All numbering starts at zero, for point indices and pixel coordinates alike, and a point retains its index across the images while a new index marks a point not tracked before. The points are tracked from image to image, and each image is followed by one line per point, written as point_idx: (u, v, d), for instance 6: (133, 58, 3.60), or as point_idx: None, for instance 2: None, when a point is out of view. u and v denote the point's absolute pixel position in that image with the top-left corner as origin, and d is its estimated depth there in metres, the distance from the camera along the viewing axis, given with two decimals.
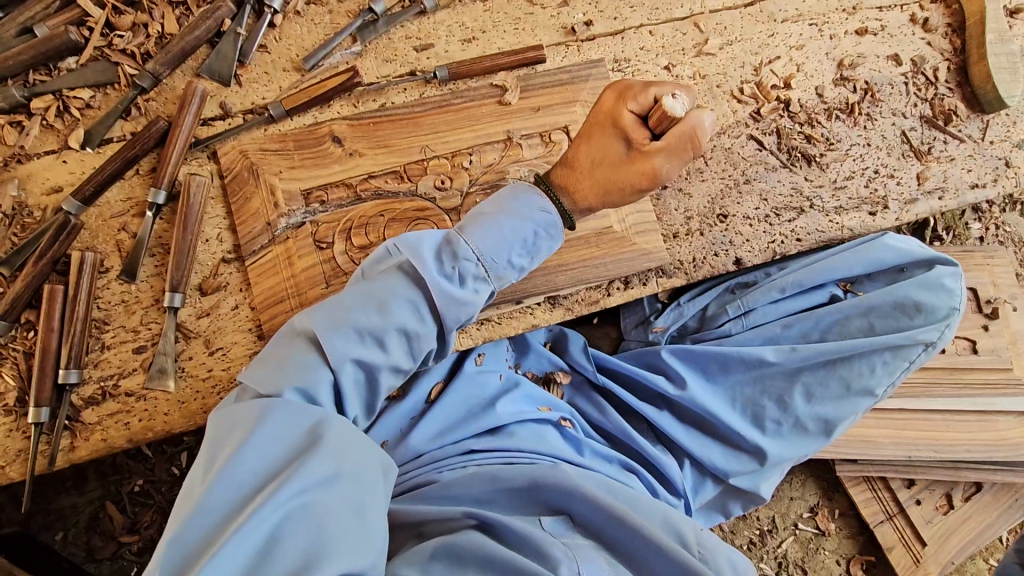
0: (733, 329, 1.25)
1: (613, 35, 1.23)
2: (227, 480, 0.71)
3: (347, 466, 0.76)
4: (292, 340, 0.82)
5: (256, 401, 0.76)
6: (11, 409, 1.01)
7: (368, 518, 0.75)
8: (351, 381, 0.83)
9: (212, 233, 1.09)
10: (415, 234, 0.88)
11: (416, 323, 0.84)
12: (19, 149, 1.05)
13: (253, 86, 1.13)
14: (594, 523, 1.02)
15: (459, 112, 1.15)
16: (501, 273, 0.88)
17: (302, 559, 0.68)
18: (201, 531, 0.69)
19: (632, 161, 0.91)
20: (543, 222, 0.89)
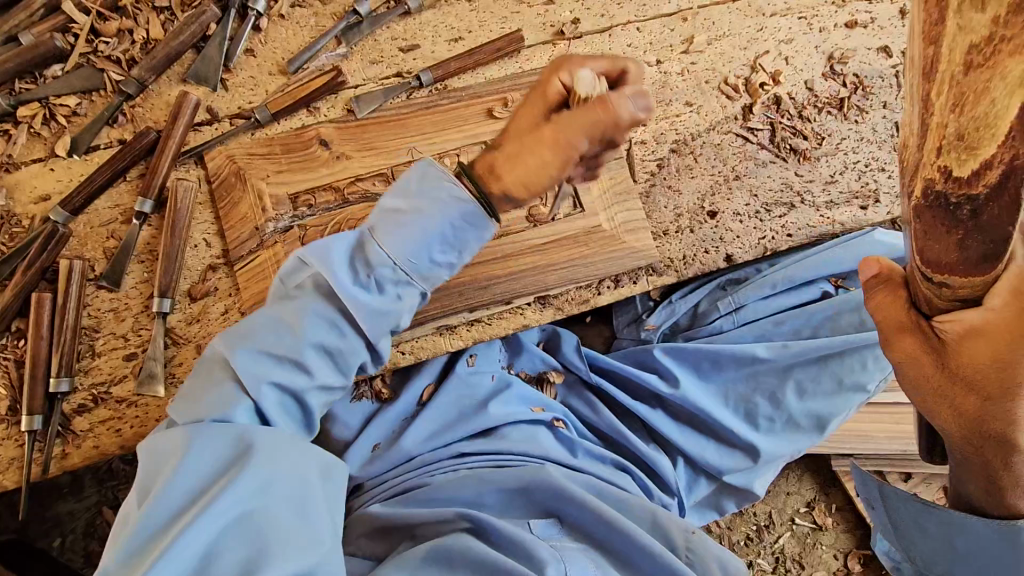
0: (725, 325, 1.26)
1: (600, 32, 1.23)
2: (166, 498, 0.74)
3: (283, 472, 0.79)
4: (213, 367, 0.84)
5: (178, 429, 0.78)
6: (3, 418, 1.01)
7: (312, 517, 0.79)
8: (274, 403, 0.83)
9: (200, 239, 1.09)
10: (325, 242, 0.85)
11: (335, 339, 0.84)
12: (7, 158, 1.06)
13: (239, 90, 1.13)
14: (586, 525, 1.05)
15: (446, 113, 1.14)
16: (425, 273, 0.85)
17: (243, 565, 0.72)
18: (140, 552, 0.73)
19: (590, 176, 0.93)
20: (456, 211, 0.81)
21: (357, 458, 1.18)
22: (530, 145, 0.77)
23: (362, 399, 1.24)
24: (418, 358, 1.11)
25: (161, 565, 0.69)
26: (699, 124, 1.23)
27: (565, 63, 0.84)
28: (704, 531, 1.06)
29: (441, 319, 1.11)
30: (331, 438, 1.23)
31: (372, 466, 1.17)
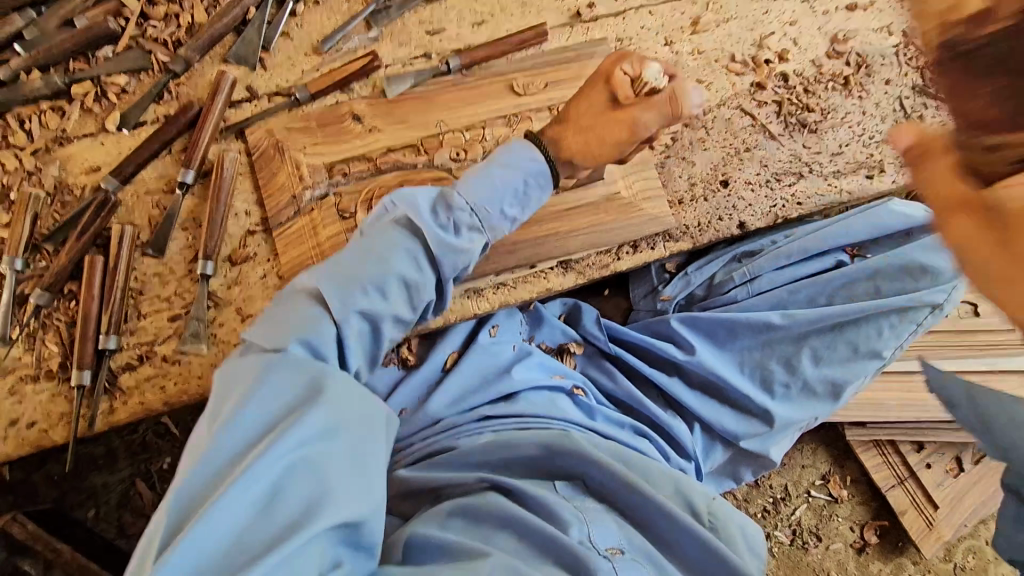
0: (739, 295, 1.28)
1: (614, 16, 1.30)
2: (235, 428, 0.74)
3: (347, 421, 0.80)
4: (295, 296, 0.86)
5: (261, 355, 0.79)
6: (54, 374, 1.06)
7: (370, 469, 0.81)
8: (356, 334, 0.86)
9: (241, 207, 1.15)
10: (409, 192, 0.94)
11: (416, 272, 0.88)
12: (61, 132, 1.12)
13: (278, 70, 1.20)
14: (606, 490, 1.04)
15: (471, 89, 1.21)
16: (495, 224, 0.93)
17: (305, 505, 0.73)
18: (205, 478, 0.72)
19: (613, 112, 0.98)
20: (531, 171, 0.94)
21: None
22: (600, 125, 0.98)
23: (389, 364, 1.25)
24: (447, 319, 1.17)
25: (231, 497, 0.69)
26: (711, 100, 1.30)
27: (620, 61, 1.00)
28: (722, 497, 1.08)
29: (470, 283, 1.17)
30: None
31: (400, 429, 1.20)
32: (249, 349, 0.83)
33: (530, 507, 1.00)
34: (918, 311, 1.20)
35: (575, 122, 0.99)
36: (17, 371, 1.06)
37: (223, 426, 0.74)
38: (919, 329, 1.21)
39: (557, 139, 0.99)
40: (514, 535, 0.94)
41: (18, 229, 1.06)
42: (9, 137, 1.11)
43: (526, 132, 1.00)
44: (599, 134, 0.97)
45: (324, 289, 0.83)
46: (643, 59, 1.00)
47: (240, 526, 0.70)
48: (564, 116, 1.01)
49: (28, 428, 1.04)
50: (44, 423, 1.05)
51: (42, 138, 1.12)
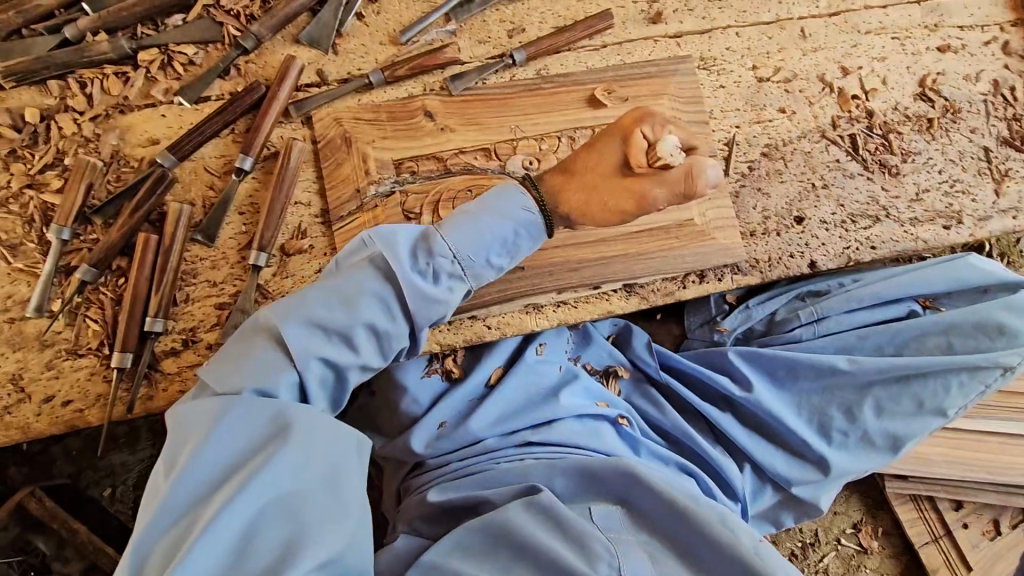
0: (804, 335, 1.23)
1: (700, 33, 1.25)
2: (192, 476, 0.76)
3: (319, 453, 0.79)
4: (255, 335, 0.83)
5: (211, 400, 0.79)
6: (95, 353, 1.02)
7: (346, 495, 0.79)
8: (316, 378, 0.83)
9: (302, 197, 1.11)
10: (391, 228, 0.88)
11: (385, 321, 0.85)
12: (123, 100, 1.07)
13: (350, 56, 1.15)
14: (650, 518, 1.00)
15: (549, 97, 1.17)
16: (478, 272, 0.88)
17: (281, 545, 0.74)
18: (168, 526, 0.75)
19: (622, 178, 0.91)
20: (523, 222, 0.88)
21: (423, 433, 1.15)
22: (605, 189, 0.92)
23: (433, 373, 1.21)
24: (503, 333, 1.12)
25: (196, 547, 0.70)
26: (791, 131, 1.25)
27: (641, 121, 0.91)
28: (772, 545, 0.95)
29: (530, 298, 1.12)
30: (393, 405, 1.19)
31: (437, 444, 1.14)
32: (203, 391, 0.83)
33: (560, 531, 0.94)
34: (990, 372, 1.17)
35: (577, 180, 0.92)
36: (57, 345, 1.02)
37: (178, 475, 0.75)
38: (985, 391, 1.18)
39: (556, 192, 0.92)
40: (538, 566, 0.90)
41: (71, 197, 1.02)
42: (68, 99, 1.06)
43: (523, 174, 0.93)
44: (603, 200, 0.92)
45: (285, 333, 0.81)
46: (665, 125, 0.91)
47: (218, 572, 0.72)
48: (569, 164, 0.93)
49: (62, 406, 1.00)
50: (80, 403, 1.00)
51: (102, 103, 1.07)
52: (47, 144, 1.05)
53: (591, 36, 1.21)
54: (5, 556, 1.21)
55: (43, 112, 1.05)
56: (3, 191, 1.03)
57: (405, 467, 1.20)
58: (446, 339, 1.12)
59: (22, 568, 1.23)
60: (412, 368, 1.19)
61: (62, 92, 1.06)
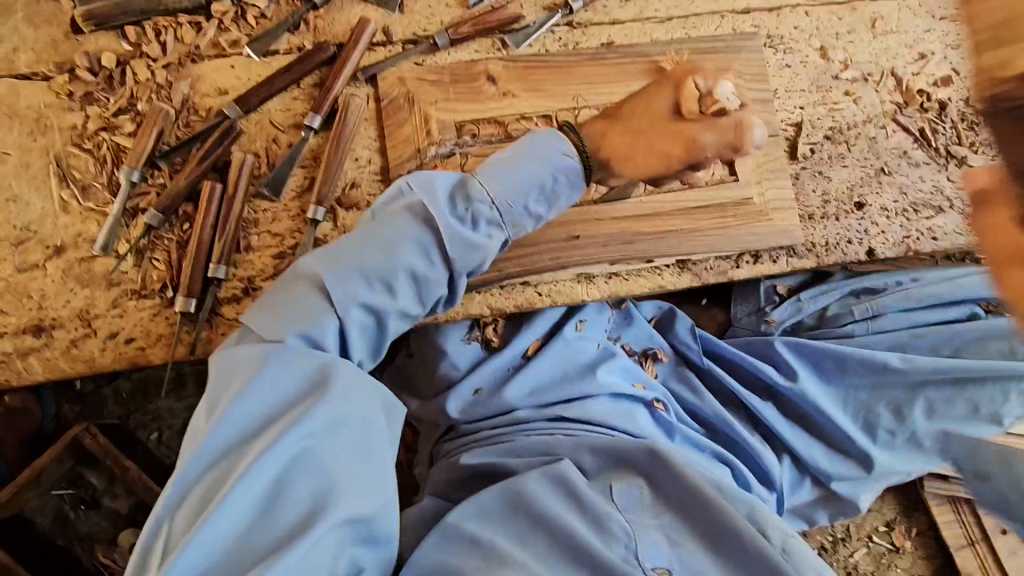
0: (857, 330, 1.22)
1: (769, 10, 1.23)
2: (231, 422, 0.76)
3: (355, 415, 0.80)
4: (300, 279, 0.84)
5: (262, 343, 0.79)
6: (158, 295, 1.05)
7: (377, 459, 0.81)
8: (356, 326, 0.83)
9: (362, 153, 1.11)
10: (430, 176, 0.88)
11: (424, 267, 0.84)
12: (195, 49, 1.09)
13: (417, 18, 1.15)
14: (676, 501, 0.97)
15: (612, 67, 1.16)
16: (517, 219, 0.86)
17: (311, 501, 0.75)
18: (202, 467, 0.75)
19: (672, 121, 0.89)
20: (563, 168, 0.85)
21: (460, 400, 1.16)
22: (652, 131, 0.90)
23: (474, 341, 1.20)
24: (554, 302, 1.12)
25: (231, 495, 0.72)
26: (857, 115, 1.22)
27: (691, 72, 0.92)
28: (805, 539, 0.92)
29: (582, 267, 1.12)
30: (436, 371, 1.20)
31: (473, 411, 1.15)
32: (246, 336, 0.83)
33: (576, 505, 0.95)
34: None
35: (623, 124, 0.92)
36: (122, 284, 1.05)
37: (218, 420, 0.76)
38: None
39: (599, 133, 0.92)
40: (551, 536, 0.91)
41: (143, 141, 1.04)
42: (143, 45, 1.08)
43: (564, 121, 0.92)
44: (649, 141, 0.90)
45: (326, 278, 0.81)
46: (712, 76, 0.92)
47: (247, 521, 0.73)
48: (613, 111, 0.95)
49: (126, 343, 1.03)
50: (142, 341, 1.04)
51: (175, 51, 1.09)
52: (122, 88, 1.07)
53: (658, 7, 1.20)
54: (57, 488, 1.28)
55: (119, 56, 1.08)
56: (80, 132, 1.07)
57: (442, 428, 1.21)
58: (497, 304, 1.13)
59: (72, 502, 1.31)
60: (453, 334, 1.19)
61: (138, 38, 1.08)
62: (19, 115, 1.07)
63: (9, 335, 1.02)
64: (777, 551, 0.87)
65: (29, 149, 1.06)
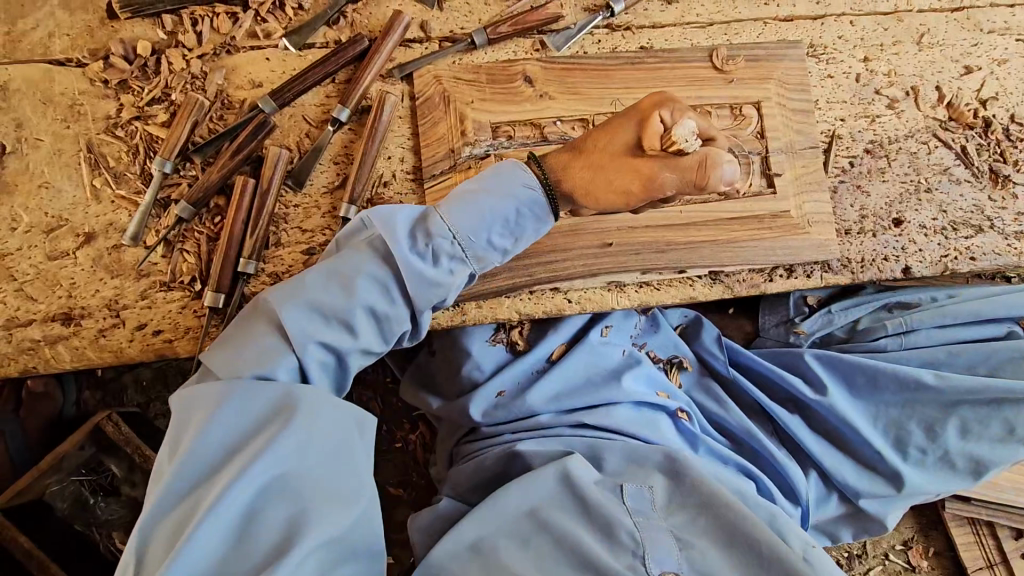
0: (889, 346, 1.20)
1: (813, 19, 1.20)
2: (192, 461, 0.75)
3: (322, 437, 0.78)
4: (256, 318, 0.83)
5: (217, 383, 0.78)
6: (187, 288, 1.04)
7: (348, 477, 0.78)
8: (316, 364, 0.82)
9: (395, 152, 1.10)
10: (390, 209, 0.86)
11: (384, 304, 0.83)
12: (230, 40, 1.08)
13: (455, 14, 1.13)
14: (691, 504, 0.95)
15: (652, 71, 1.14)
16: (480, 253, 0.85)
17: (284, 528, 0.73)
18: (170, 506, 0.74)
19: (631, 156, 0.86)
20: (526, 200, 0.85)
21: (482, 401, 1.15)
22: (612, 167, 0.88)
23: (499, 343, 1.20)
24: (583, 309, 1.11)
25: (198, 531, 0.70)
26: (899, 128, 1.20)
27: (659, 105, 0.87)
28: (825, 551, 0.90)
29: (613, 275, 1.11)
30: (459, 371, 1.20)
31: (494, 413, 1.13)
32: (208, 375, 0.82)
33: (581, 510, 0.93)
34: None
35: (584, 158, 0.89)
36: (152, 275, 1.04)
37: (181, 460, 0.75)
38: None
39: (560, 167, 0.90)
40: (555, 541, 0.89)
41: (177, 132, 1.03)
42: (179, 34, 1.07)
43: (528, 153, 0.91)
44: (609, 177, 0.88)
45: (284, 317, 0.80)
46: (684, 110, 0.86)
47: (219, 556, 0.72)
48: (579, 143, 0.91)
49: (153, 335, 1.03)
50: (170, 333, 1.03)
51: (210, 42, 1.08)
52: (156, 77, 1.06)
53: (699, 13, 1.17)
54: (77, 473, 1.27)
55: (154, 45, 1.07)
56: (113, 120, 1.06)
57: (461, 430, 1.21)
58: (526, 309, 1.11)
59: (91, 488, 1.28)
60: (478, 335, 1.19)
61: (174, 27, 1.07)
62: (53, 101, 1.06)
63: (37, 322, 1.02)
64: (794, 557, 0.85)
65: (62, 136, 1.06)
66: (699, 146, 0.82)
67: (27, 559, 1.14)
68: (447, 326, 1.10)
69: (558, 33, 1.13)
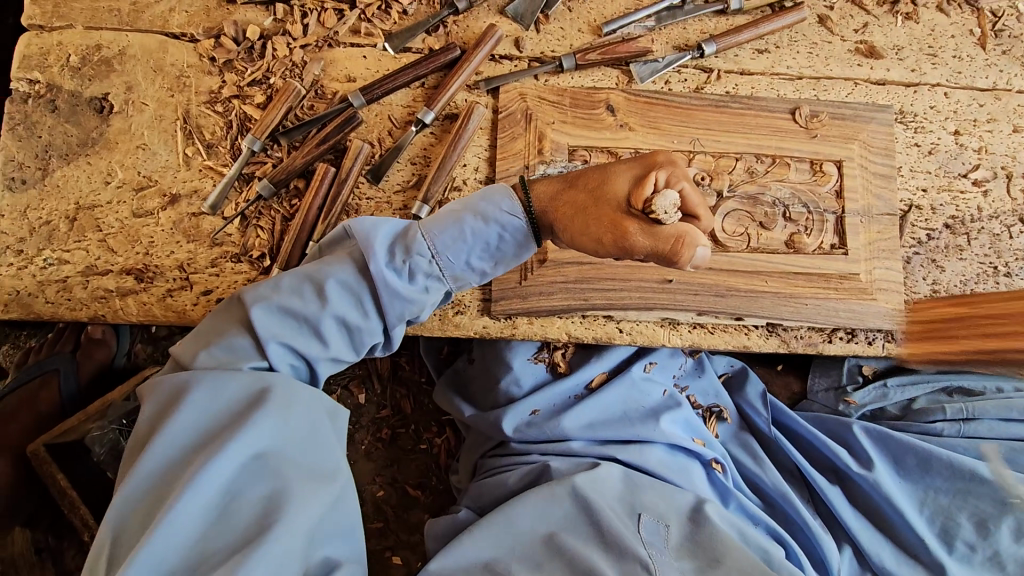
0: (945, 430, 1.14)
1: (905, 86, 1.18)
2: (167, 442, 0.77)
3: (297, 421, 0.81)
4: (230, 319, 0.85)
5: (185, 375, 0.81)
6: (255, 262, 1.08)
7: (321, 457, 0.81)
8: (287, 366, 0.84)
9: (471, 160, 1.13)
10: (372, 220, 0.86)
11: (357, 316, 0.84)
12: (333, 34, 1.13)
13: (548, 37, 1.16)
14: (711, 547, 0.92)
15: (734, 117, 1.13)
16: (457, 274, 0.85)
17: (259, 508, 0.75)
18: (144, 488, 0.76)
19: (610, 210, 0.71)
20: (505, 226, 0.81)
21: (515, 417, 1.14)
22: (591, 213, 0.73)
23: (540, 362, 1.19)
24: (633, 341, 1.10)
25: (173, 512, 0.71)
26: (983, 208, 1.16)
27: (664, 164, 0.72)
28: None
29: (668, 313, 1.10)
30: (496, 385, 1.20)
31: (525, 431, 1.12)
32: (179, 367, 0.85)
33: (594, 538, 0.92)
34: None
35: (572, 194, 0.76)
36: (224, 246, 1.08)
37: (150, 450, 0.76)
38: None
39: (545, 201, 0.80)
40: (568, 567, 0.88)
41: (270, 115, 1.08)
42: (287, 23, 1.13)
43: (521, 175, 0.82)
44: (587, 219, 0.73)
45: (252, 317, 0.82)
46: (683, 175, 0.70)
47: (196, 536, 0.73)
48: (574, 179, 0.77)
49: (216, 301, 1.07)
50: None
51: (314, 34, 1.13)
52: (260, 61, 1.12)
53: (789, 66, 1.17)
54: (119, 422, 1.27)
55: (263, 30, 1.13)
56: (214, 95, 1.12)
57: (488, 443, 1.21)
58: (575, 332, 1.11)
59: (129, 438, 1.28)
60: (520, 351, 1.18)
61: (283, 16, 1.13)
62: (163, 70, 1.13)
63: (114, 274, 1.07)
64: None
65: (165, 103, 1.12)
66: (678, 220, 0.68)
67: (61, 497, 1.19)
68: (495, 337, 1.10)
69: (644, 65, 1.15)
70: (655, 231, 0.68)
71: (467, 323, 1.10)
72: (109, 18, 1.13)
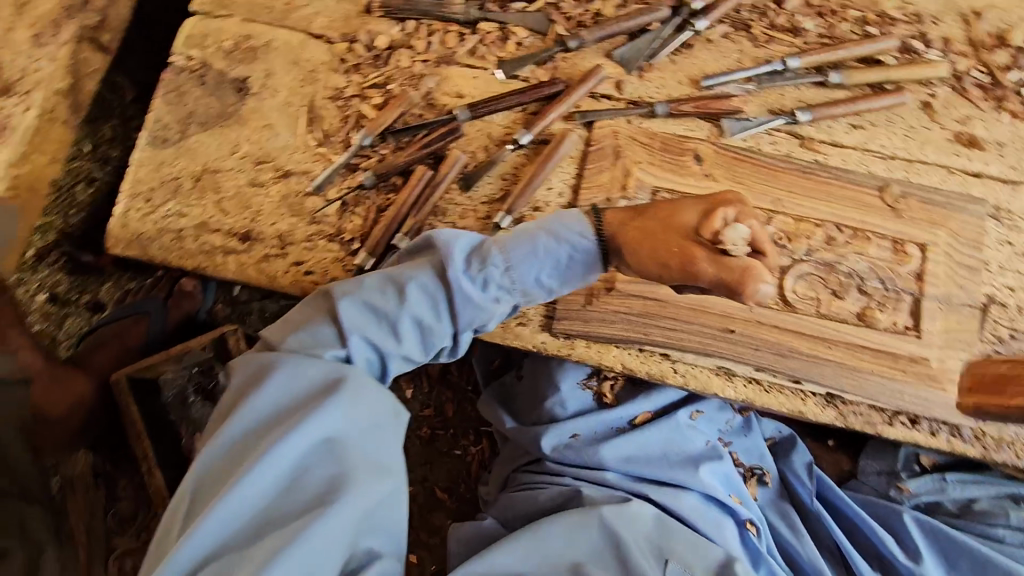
0: (1007, 537, 1.10)
1: (1003, 181, 1.17)
2: (249, 414, 0.86)
3: (362, 412, 0.87)
4: (316, 309, 0.93)
5: (272, 356, 0.89)
6: (345, 243, 1.17)
7: (380, 450, 0.87)
8: (362, 357, 0.92)
9: (558, 185, 1.19)
10: (452, 231, 0.93)
11: (431, 319, 0.91)
12: (452, 54, 1.24)
13: (648, 84, 1.22)
14: None
15: (821, 184, 1.15)
16: (527, 290, 0.92)
17: (318, 488, 0.82)
18: (224, 451, 0.85)
19: (679, 238, 0.80)
20: (578, 247, 0.88)
21: (554, 439, 1.16)
22: (660, 238, 0.82)
23: (587, 390, 1.20)
24: (685, 383, 1.11)
25: (248, 477, 0.80)
26: None
27: (731, 203, 0.80)
28: None
29: (726, 361, 1.10)
30: (540, 403, 1.22)
31: (563, 454, 1.15)
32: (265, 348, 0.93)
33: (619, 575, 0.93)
34: None
35: (641, 221, 0.85)
36: (321, 225, 1.18)
37: (234, 418, 0.85)
38: None
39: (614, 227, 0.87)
40: None
41: (385, 117, 1.20)
42: (414, 39, 1.25)
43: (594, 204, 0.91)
44: (656, 246, 0.81)
45: (338, 309, 0.89)
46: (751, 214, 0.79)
47: (266, 501, 0.81)
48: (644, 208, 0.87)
49: (304, 273, 1.16)
50: (318, 276, 1.16)
51: (435, 52, 1.25)
52: (384, 68, 1.24)
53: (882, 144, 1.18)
54: (191, 369, 1.38)
55: (392, 42, 1.25)
56: (338, 92, 1.24)
57: (523, 458, 1.23)
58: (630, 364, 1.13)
59: (196, 386, 1.39)
60: (570, 374, 1.20)
61: (412, 33, 1.26)
62: (299, 64, 1.26)
63: (222, 234, 1.19)
64: None
65: (295, 92, 1.25)
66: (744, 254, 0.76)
67: (129, 427, 1.29)
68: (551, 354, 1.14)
69: (736, 121, 1.19)
70: (722, 262, 0.76)
71: (527, 336, 1.14)
72: (263, 14, 1.29)
